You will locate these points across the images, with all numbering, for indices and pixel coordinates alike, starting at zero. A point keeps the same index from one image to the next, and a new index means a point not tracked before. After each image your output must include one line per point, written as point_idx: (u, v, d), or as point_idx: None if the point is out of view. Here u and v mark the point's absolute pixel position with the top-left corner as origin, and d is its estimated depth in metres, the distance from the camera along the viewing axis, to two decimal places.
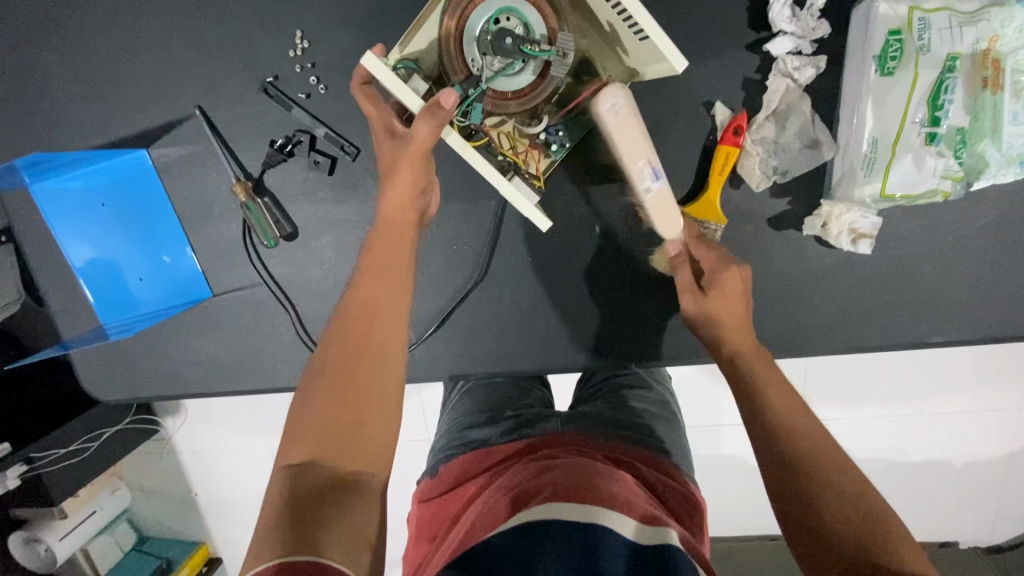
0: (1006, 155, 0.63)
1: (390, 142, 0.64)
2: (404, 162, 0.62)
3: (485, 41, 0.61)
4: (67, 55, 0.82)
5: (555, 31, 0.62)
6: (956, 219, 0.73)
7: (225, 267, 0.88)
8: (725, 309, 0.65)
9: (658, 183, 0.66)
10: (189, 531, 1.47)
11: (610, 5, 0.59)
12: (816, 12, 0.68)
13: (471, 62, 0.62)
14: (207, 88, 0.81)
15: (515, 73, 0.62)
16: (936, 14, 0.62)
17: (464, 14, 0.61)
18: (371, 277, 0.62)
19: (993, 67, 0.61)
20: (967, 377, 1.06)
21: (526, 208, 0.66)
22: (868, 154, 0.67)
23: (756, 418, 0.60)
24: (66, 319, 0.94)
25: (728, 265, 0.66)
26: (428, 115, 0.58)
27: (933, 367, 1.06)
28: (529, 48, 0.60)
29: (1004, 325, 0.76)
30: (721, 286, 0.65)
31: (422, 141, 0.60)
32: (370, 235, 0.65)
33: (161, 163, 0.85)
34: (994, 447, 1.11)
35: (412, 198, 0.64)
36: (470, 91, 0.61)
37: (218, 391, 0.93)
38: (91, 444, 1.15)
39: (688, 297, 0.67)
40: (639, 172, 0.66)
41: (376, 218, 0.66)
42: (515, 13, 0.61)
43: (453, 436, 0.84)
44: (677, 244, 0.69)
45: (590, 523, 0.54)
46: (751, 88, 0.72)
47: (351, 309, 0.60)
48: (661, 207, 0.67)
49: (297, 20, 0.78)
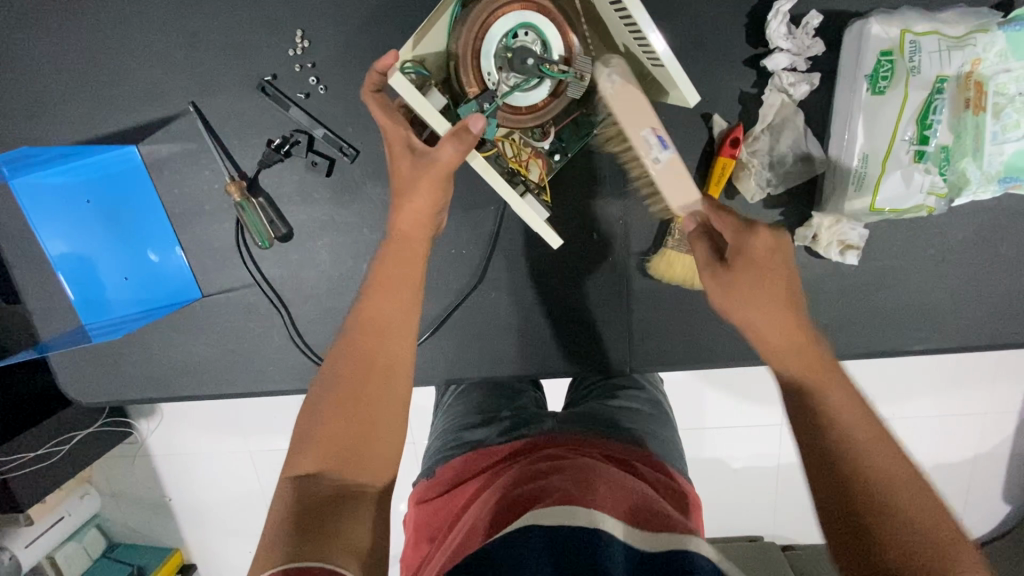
0: (986, 174, 0.67)
1: (408, 158, 0.63)
2: (422, 182, 0.62)
3: (503, 57, 0.62)
4: (53, 45, 0.79)
5: (572, 50, 0.63)
6: (937, 232, 0.77)
7: (216, 267, 0.87)
8: (750, 283, 0.56)
9: (667, 151, 0.62)
10: (165, 538, 1.43)
11: (629, 31, 0.61)
12: (811, 31, 0.69)
13: (487, 76, 0.63)
14: (202, 85, 0.80)
15: (531, 88, 0.64)
16: (925, 38, 0.65)
17: (483, 28, 0.61)
18: (382, 292, 0.62)
19: (975, 89, 0.65)
20: (936, 384, 1.10)
21: (539, 226, 0.67)
22: (859, 169, 0.69)
23: (811, 422, 0.51)
24: (43, 318, 0.90)
25: (751, 228, 0.58)
26: (456, 139, 0.58)
27: (906, 374, 1.10)
28: (548, 68, 0.62)
29: (978, 334, 0.79)
30: (748, 255, 0.57)
31: (445, 164, 0.60)
32: (381, 250, 0.65)
33: (151, 160, 0.83)
34: (960, 450, 1.16)
35: (429, 215, 0.64)
36: (486, 105, 0.62)
37: (206, 393, 0.91)
38: (60, 448, 1.10)
39: (708, 266, 0.59)
40: (644, 141, 0.63)
41: (388, 229, 0.66)
42: (533, 29, 0.62)
43: (449, 437, 0.84)
44: (693, 218, 0.63)
45: (593, 531, 0.53)
46: (747, 102, 0.74)
47: (362, 325, 0.61)
48: (669, 175, 0.63)
49: (298, 19, 0.77)
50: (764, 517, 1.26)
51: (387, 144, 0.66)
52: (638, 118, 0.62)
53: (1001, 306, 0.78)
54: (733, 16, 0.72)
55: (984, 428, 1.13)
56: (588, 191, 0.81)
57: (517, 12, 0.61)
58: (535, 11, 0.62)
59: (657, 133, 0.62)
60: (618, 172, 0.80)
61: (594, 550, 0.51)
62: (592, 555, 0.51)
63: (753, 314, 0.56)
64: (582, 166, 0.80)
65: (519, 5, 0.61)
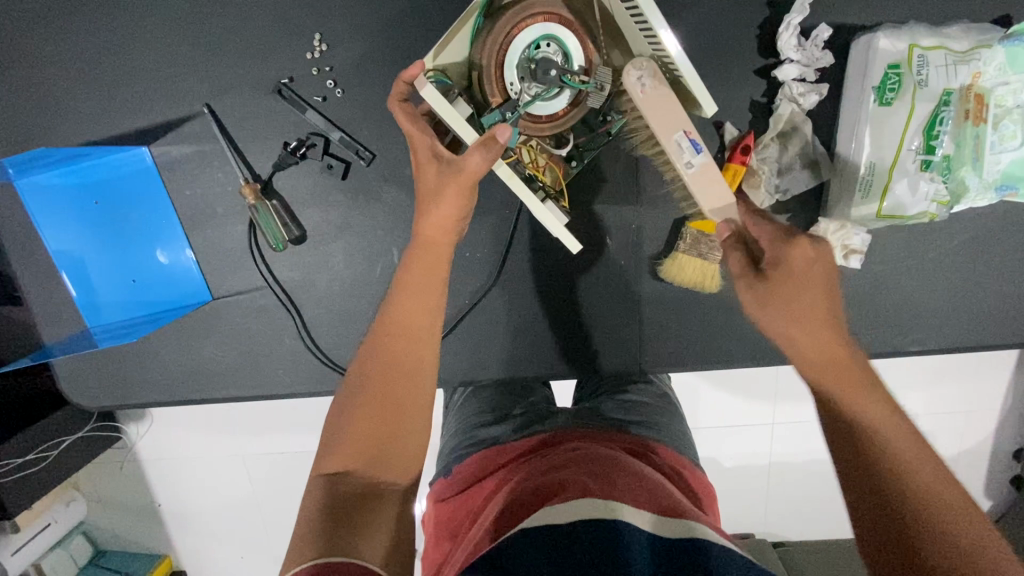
0: (984, 182, 0.71)
1: (435, 166, 0.65)
2: (449, 191, 0.63)
3: (525, 68, 0.63)
4: (64, 45, 0.79)
5: (592, 62, 0.65)
6: (936, 238, 0.80)
7: (226, 269, 0.86)
8: (790, 297, 0.57)
9: (700, 155, 0.64)
10: (155, 544, 1.40)
11: (650, 43, 0.62)
12: (821, 44, 0.72)
13: (510, 85, 0.64)
14: (216, 87, 0.79)
15: (552, 97, 0.65)
16: (932, 52, 0.68)
17: (506, 40, 0.62)
18: (408, 295, 0.63)
19: (976, 102, 0.69)
20: (921, 379, 1.12)
21: (559, 232, 0.69)
22: (865, 177, 0.72)
23: (852, 435, 0.51)
24: (44, 321, 0.88)
25: (790, 239, 0.59)
26: (483, 147, 0.59)
27: (893, 373, 1.12)
28: (570, 78, 0.63)
29: (972, 337, 0.83)
30: (789, 265, 0.58)
31: (472, 172, 0.61)
32: (407, 254, 0.66)
33: (161, 162, 0.82)
34: (944, 446, 1.17)
35: (455, 219, 0.65)
36: (508, 115, 0.63)
37: (212, 396, 0.90)
38: (51, 452, 1.07)
39: (745, 283, 0.60)
40: (677, 145, 0.64)
41: (412, 235, 0.67)
42: (556, 40, 0.63)
43: (464, 435, 0.84)
44: (728, 226, 0.63)
45: (612, 519, 0.52)
46: (757, 111, 0.76)
47: (389, 327, 0.62)
48: (701, 180, 0.65)
49: (316, 22, 0.77)
50: (755, 516, 1.29)
51: (413, 151, 0.67)
52: (670, 119, 0.64)
53: (993, 309, 0.82)
54: (746, 27, 0.74)
55: (965, 423, 1.15)
56: (601, 197, 0.83)
57: (540, 24, 0.62)
58: (557, 23, 0.63)
59: (691, 138, 0.64)
60: (631, 178, 0.82)
61: (611, 535, 0.51)
62: (612, 540, 0.50)
63: (789, 326, 0.57)
64: (595, 173, 0.82)
65: (542, 17, 0.62)
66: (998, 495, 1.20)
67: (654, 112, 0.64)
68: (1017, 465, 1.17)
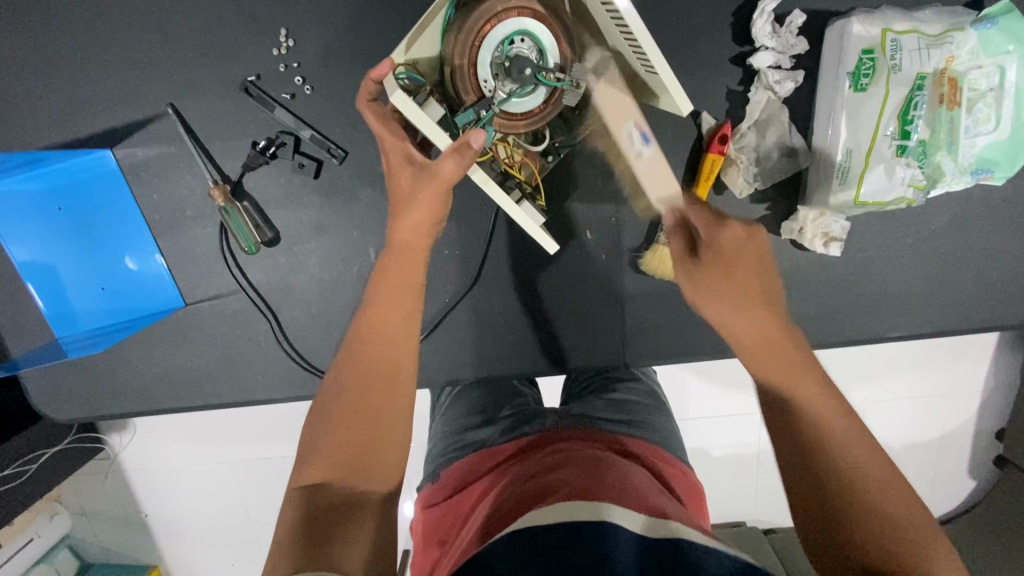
0: (959, 166, 0.72)
1: (409, 171, 0.63)
2: (423, 198, 0.62)
3: (499, 65, 0.62)
4: (21, 48, 0.76)
5: (568, 59, 0.63)
6: (914, 222, 0.80)
7: (199, 274, 0.84)
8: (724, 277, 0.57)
9: (648, 147, 0.67)
10: (140, 556, 1.37)
11: (627, 39, 0.61)
12: (795, 30, 0.71)
13: (483, 83, 0.62)
14: (181, 87, 0.77)
15: (528, 94, 0.63)
16: (905, 37, 0.69)
17: (479, 37, 0.61)
18: (385, 302, 0.62)
19: (950, 85, 0.69)
20: (903, 364, 1.13)
21: (537, 233, 0.68)
22: (842, 163, 0.72)
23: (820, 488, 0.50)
24: (14, 333, 0.86)
25: (723, 222, 0.60)
26: (457, 154, 0.58)
27: (876, 358, 1.12)
28: (544, 76, 0.62)
29: (951, 321, 0.83)
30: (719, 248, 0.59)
31: (447, 178, 0.59)
32: (383, 260, 0.65)
33: (128, 165, 0.80)
34: (928, 428, 1.18)
35: (431, 225, 0.64)
36: (483, 113, 0.62)
37: (190, 404, 0.88)
38: (28, 467, 1.03)
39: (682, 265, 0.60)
40: (628, 136, 0.68)
41: (387, 241, 0.65)
42: (530, 36, 0.62)
43: (451, 441, 0.82)
44: (671, 212, 0.63)
45: (598, 522, 0.51)
46: (733, 100, 0.75)
47: (364, 335, 0.61)
48: (648, 172, 0.67)
49: (281, 17, 0.75)
50: (745, 504, 1.29)
51: (385, 154, 0.65)
52: (625, 113, 0.67)
53: (972, 292, 0.82)
54: (720, 14, 0.73)
55: (947, 406, 1.16)
56: (579, 192, 0.82)
57: (513, 20, 0.61)
58: (530, 18, 0.61)
59: (640, 131, 0.67)
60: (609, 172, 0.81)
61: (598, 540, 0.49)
62: (598, 541, 0.49)
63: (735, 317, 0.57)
64: (573, 167, 0.81)
65: (516, 12, 0.61)
66: (981, 475, 1.21)
67: (611, 107, 0.67)
68: (1000, 446, 1.18)
